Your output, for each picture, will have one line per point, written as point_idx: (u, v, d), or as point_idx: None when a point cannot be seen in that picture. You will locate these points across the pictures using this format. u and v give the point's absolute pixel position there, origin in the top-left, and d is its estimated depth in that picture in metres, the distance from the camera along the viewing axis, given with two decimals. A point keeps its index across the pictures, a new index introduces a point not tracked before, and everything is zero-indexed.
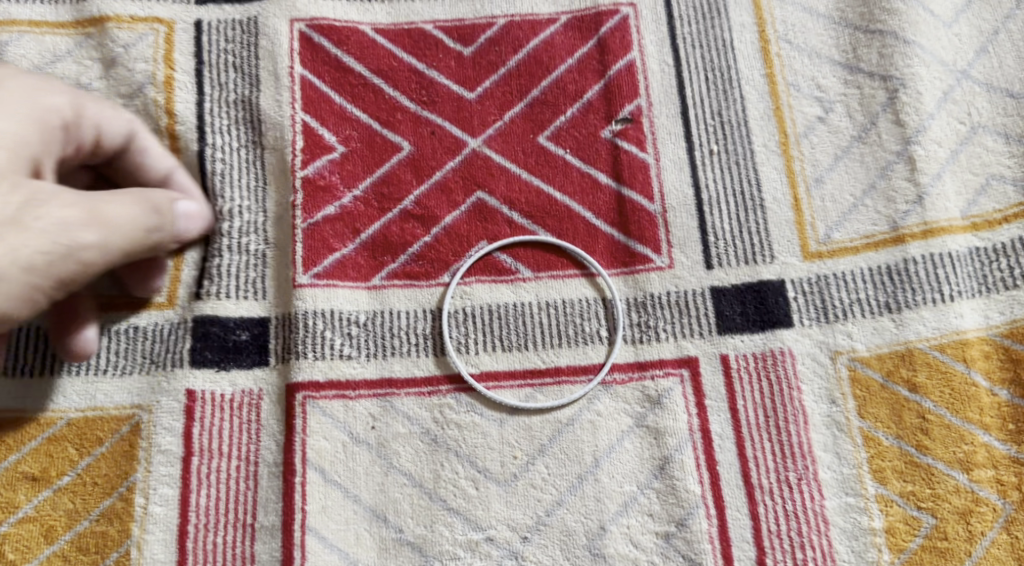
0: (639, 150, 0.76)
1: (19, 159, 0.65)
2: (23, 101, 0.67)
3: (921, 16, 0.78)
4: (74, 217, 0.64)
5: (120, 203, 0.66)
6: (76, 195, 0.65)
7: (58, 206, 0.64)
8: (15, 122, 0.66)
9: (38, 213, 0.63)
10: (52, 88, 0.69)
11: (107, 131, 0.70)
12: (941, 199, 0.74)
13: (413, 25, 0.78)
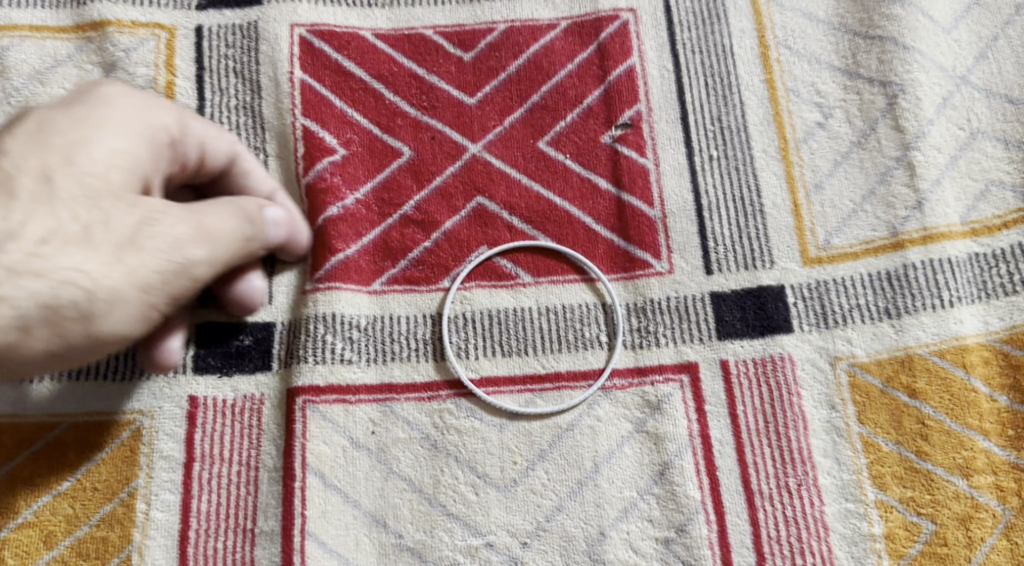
0: (638, 155, 0.76)
1: (130, 178, 0.64)
2: (131, 119, 0.66)
3: (920, 22, 0.78)
4: (186, 237, 0.64)
5: (223, 219, 0.67)
6: (185, 214, 0.65)
7: (168, 226, 0.64)
8: (127, 140, 0.65)
9: (153, 235, 0.63)
10: (156, 104, 0.68)
11: (209, 148, 0.70)
12: (940, 205, 0.74)
13: (413, 31, 0.79)
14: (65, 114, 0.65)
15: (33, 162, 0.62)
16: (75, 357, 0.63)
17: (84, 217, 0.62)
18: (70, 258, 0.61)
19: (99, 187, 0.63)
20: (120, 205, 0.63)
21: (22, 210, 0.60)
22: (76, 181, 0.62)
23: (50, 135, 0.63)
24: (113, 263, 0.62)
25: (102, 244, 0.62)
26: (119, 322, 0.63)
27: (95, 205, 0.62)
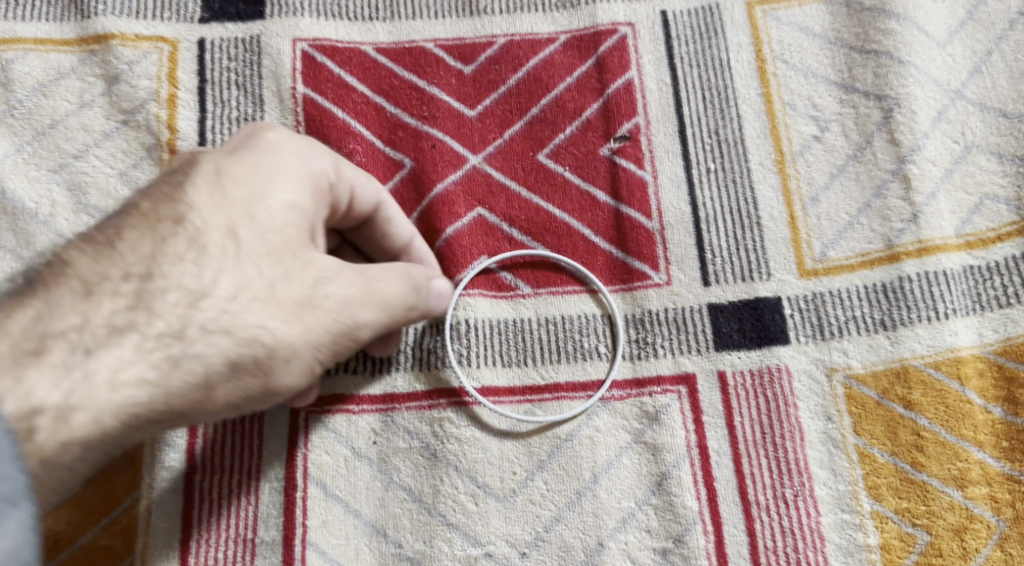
0: (637, 167, 0.77)
1: (302, 232, 0.65)
2: (301, 171, 0.66)
3: (916, 36, 0.79)
4: (359, 300, 0.66)
5: (386, 276, 0.67)
6: (354, 273, 0.66)
7: (344, 288, 0.65)
8: (298, 195, 0.65)
9: (330, 297, 0.65)
10: (320, 151, 0.68)
11: (366, 199, 0.70)
12: (935, 218, 0.75)
13: (413, 44, 0.79)
14: (240, 161, 0.65)
15: (219, 217, 0.63)
16: (254, 406, 0.65)
17: (269, 275, 0.63)
18: (254, 316, 0.63)
19: (275, 245, 0.64)
20: (298, 265, 0.64)
21: (215, 268, 0.62)
22: (256, 236, 0.64)
23: (227, 186, 0.64)
24: (294, 325, 0.64)
25: (287, 304, 0.63)
26: (294, 377, 0.65)
27: (277, 264, 0.64)
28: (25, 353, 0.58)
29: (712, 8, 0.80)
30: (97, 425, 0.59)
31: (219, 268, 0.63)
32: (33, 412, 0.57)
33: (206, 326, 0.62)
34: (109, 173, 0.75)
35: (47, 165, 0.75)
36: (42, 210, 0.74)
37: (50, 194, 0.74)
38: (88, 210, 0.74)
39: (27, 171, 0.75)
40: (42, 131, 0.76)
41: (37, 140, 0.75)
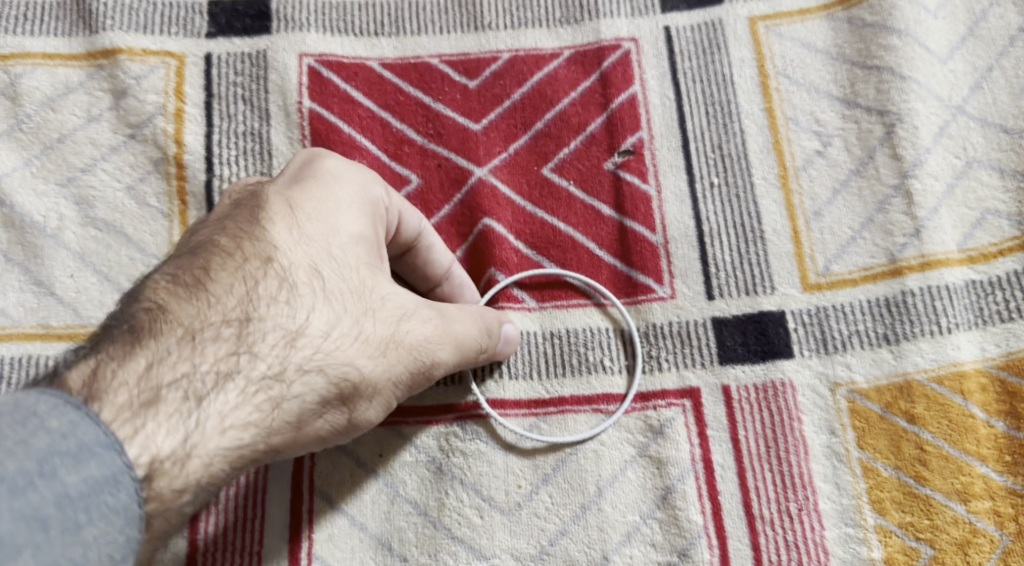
0: (641, 181, 0.77)
1: (374, 264, 0.65)
2: (364, 201, 0.66)
3: (917, 52, 0.79)
4: (439, 334, 0.66)
5: (460, 310, 0.68)
6: (428, 306, 0.66)
7: (424, 323, 0.65)
8: (365, 226, 0.65)
9: (412, 334, 0.65)
10: (378, 182, 0.68)
11: (415, 231, 0.70)
12: (938, 232, 0.75)
13: (419, 58, 0.80)
14: (307, 197, 0.65)
15: (299, 256, 0.62)
16: (334, 440, 0.65)
17: (354, 310, 0.63)
18: (346, 352, 0.62)
19: (357, 279, 0.64)
20: (382, 300, 0.64)
21: (307, 305, 0.61)
22: (338, 270, 0.63)
23: (301, 221, 0.63)
24: (382, 361, 0.63)
25: (377, 342, 0.63)
26: (372, 412, 0.65)
27: (361, 300, 0.63)
28: (140, 402, 0.55)
29: (714, 23, 0.81)
30: (207, 469, 0.57)
31: (310, 305, 0.62)
32: (152, 462, 0.55)
33: (303, 365, 0.61)
34: (117, 188, 0.75)
35: (54, 179, 0.75)
36: (49, 224, 0.74)
37: (57, 208, 0.75)
38: (96, 225, 0.74)
39: (35, 185, 0.75)
40: (50, 145, 0.76)
41: (45, 154, 0.76)
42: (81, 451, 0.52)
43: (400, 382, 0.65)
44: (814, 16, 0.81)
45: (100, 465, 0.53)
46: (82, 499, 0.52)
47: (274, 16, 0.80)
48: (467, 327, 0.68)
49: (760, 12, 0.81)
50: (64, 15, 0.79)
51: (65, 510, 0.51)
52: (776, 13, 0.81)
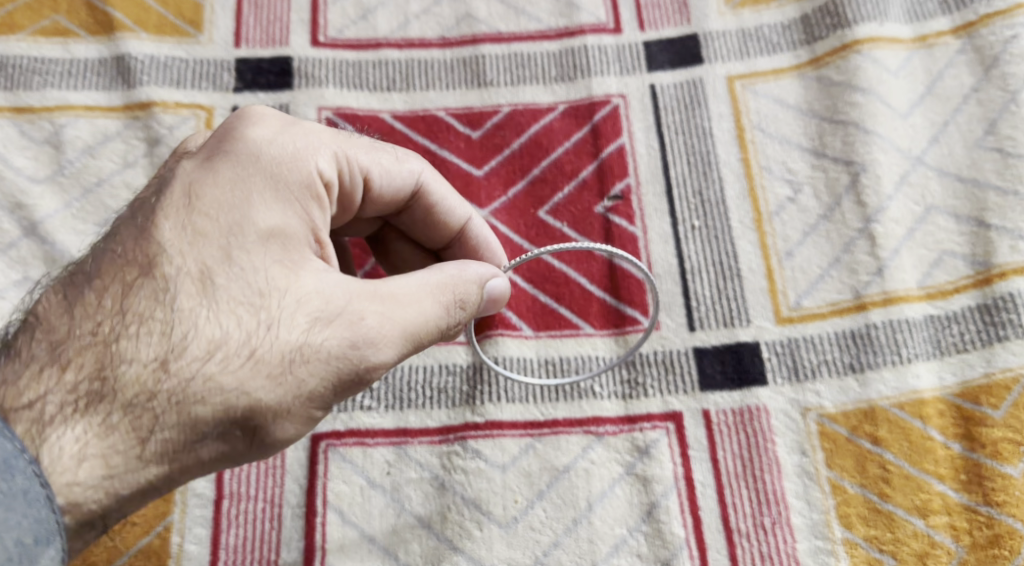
0: (628, 223, 0.85)
1: (289, 259, 0.63)
2: (285, 182, 0.65)
3: (880, 109, 0.87)
4: (372, 331, 0.63)
5: (408, 292, 0.65)
6: (366, 292, 0.63)
7: (345, 329, 0.62)
8: (290, 209, 0.65)
9: (320, 345, 0.61)
10: (308, 149, 0.67)
11: (396, 175, 0.73)
12: (898, 271, 0.82)
13: (427, 111, 0.88)
14: (213, 187, 0.64)
15: (191, 261, 0.62)
16: (245, 457, 0.63)
17: (248, 324, 0.61)
18: (232, 378, 0.60)
19: (265, 276, 0.62)
20: (283, 312, 0.61)
21: (191, 319, 0.60)
22: (243, 268, 0.62)
23: (198, 218, 0.63)
24: (278, 385, 0.61)
25: (271, 364, 0.60)
26: (286, 431, 0.63)
27: (260, 310, 0.61)
28: None
29: (695, 82, 0.89)
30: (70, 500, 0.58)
31: (193, 318, 0.60)
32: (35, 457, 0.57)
33: (179, 391, 0.59)
34: None
35: (91, 219, 0.81)
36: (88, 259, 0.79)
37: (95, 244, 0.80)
38: None
39: (74, 225, 0.81)
40: (89, 189, 0.82)
41: (84, 197, 0.82)
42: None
43: (309, 400, 0.62)
44: (787, 75, 0.89)
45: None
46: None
47: (296, 73, 0.88)
48: (414, 316, 0.64)
49: (737, 72, 0.90)
50: (104, 72, 0.86)
51: None
52: (751, 72, 0.89)
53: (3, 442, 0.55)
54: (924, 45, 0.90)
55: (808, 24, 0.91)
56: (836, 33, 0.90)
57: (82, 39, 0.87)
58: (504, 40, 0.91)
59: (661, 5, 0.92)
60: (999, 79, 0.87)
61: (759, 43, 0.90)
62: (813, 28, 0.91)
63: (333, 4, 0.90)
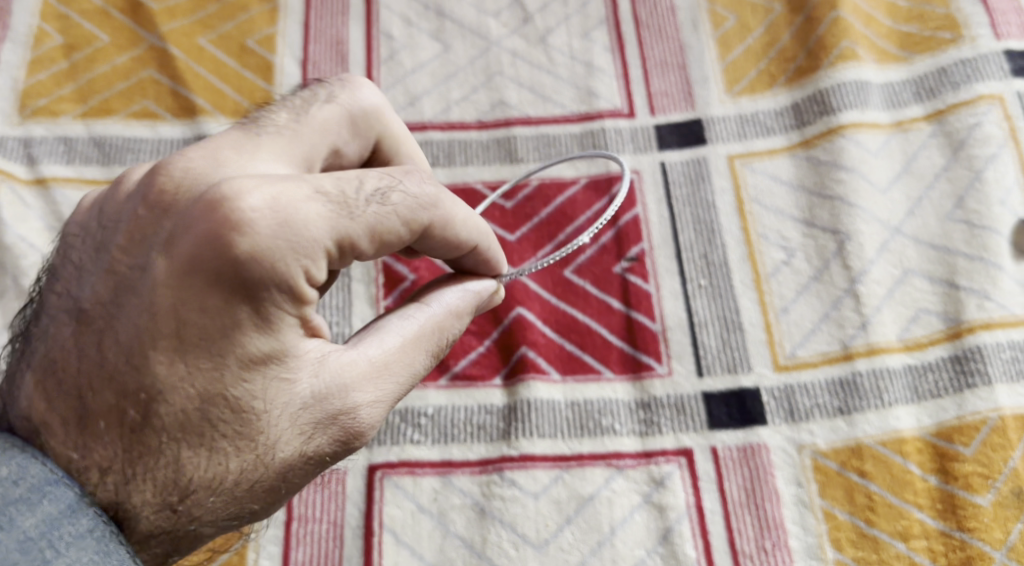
0: (643, 281, 0.97)
1: (283, 381, 0.64)
2: (274, 302, 0.62)
3: (862, 185, 0.99)
4: (367, 421, 0.67)
5: (403, 361, 0.69)
6: (362, 379, 0.66)
7: (335, 442, 0.66)
8: (284, 323, 0.63)
9: (314, 452, 0.66)
10: (298, 260, 0.62)
11: (394, 242, 0.67)
12: (881, 326, 0.93)
13: (466, 183, 1.01)
14: (201, 312, 0.61)
15: (184, 397, 0.62)
16: None
17: (246, 457, 0.64)
18: (232, 507, 0.65)
19: (262, 398, 0.63)
20: (281, 433, 0.64)
21: (191, 460, 0.62)
22: (237, 398, 0.63)
23: (188, 353, 0.61)
24: (273, 500, 0.66)
25: (266, 489, 0.65)
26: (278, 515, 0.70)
27: (257, 439, 0.64)
28: None
29: (700, 160, 1.02)
30: None
31: (195, 459, 0.62)
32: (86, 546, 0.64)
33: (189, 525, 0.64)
34: None
35: None
36: None
37: None
38: None
39: None
40: None
41: None
42: (32, 494, 0.59)
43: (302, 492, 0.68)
44: (780, 154, 1.02)
45: (52, 502, 0.59)
46: (44, 537, 0.58)
47: None
48: (408, 382, 0.70)
49: (737, 152, 1.02)
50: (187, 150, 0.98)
51: (30, 551, 0.58)
52: (749, 152, 1.02)
53: (64, 490, 0.60)
54: (900, 130, 1.01)
55: (798, 111, 1.04)
56: (823, 119, 1.02)
57: (168, 121, 1.00)
58: (533, 123, 1.03)
59: (669, 93, 1.05)
60: (965, 160, 0.99)
61: (755, 126, 1.03)
62: (803, 115, 1.03)
63: (384, 91, 1.04)
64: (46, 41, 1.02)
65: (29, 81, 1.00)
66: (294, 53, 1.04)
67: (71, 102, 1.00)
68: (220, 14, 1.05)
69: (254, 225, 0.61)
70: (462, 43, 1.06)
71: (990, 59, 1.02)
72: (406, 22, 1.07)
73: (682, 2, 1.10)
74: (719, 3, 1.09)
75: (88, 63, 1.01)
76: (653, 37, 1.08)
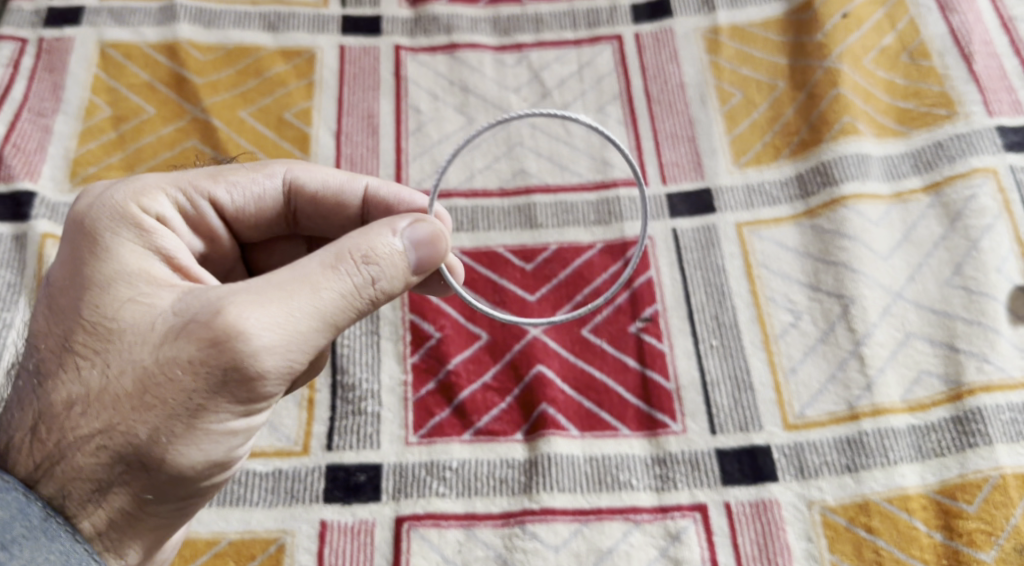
0: (658, 341, 1.01)
1: (138, 299, 0.74)
2: (109, 233, 0.77)
3: (865, 253, 1.04)
4: (234, 319, 0.71)
5: (288, 276, 0.73)
6: (225, 290, 0.72)
7: (192, 344, 0.71)
8: (125, 248, 0.77)
9: (173, 357, 0.72)
10: (126, 195, 0.79)
11: (253, 186, 0.85)
12: (885, 387, 0.98)
13: (489, 247, 1.06)
14: (62, 263, 0.77)
15: (50, 331, 0.75)
16: (172, 489, 0.75)
17: (107, 371, 0.73)
18: (102, 419, 0.72)
19: (114, 316, 0.74)
20: (134, 345, 0.73)
21: (56, 389, 0.74)
22: (89, 320, 0.74)
23: (52, 294, 0.76)
24: (147, 414, 0.72)
25: (129, 399, 0.72)
26: (189, 453, 0.73)
27: (115, 349, 0.73)
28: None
29: (710, 227, 1.07)
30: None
31: (59, 387, 0.74)
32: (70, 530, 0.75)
33: (63, 451, 0.73)
34: None
35: None
36: None
37: None
38: None
39: None
40: None
41: None
42: None
43: (189, 412, 0.72)
44: (786, 222, 1.07)
45: (5, 507, 0.71)
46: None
47: None
48: (304, 293, 0.73)
49: (745, 219, 1.08)
50: None
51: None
52: (757, 220, 1.07)
53: (16, 495, 0.72)
54: (899, 201, 1.07)
55: (802, 182, 1.09)
56: (825, 189, 1.07)
57: None
58: (552, 191, 1.09)
59: (679, 163, 1.11)
60: (963, 230, 1.04)
61: (763, 196, 1.09)
62: (807, 185, 1.09)
63: (412, 160, 1.09)
64: (95, 113, 1.09)
65: (79, 150, 1.07)
66: (328, 125, 1.10)
67: (119, 170, 1.06)
68: (260, 89, 1.12)
69: (96, 189, 0.80)
70: (485, 116, 1.12)
71: (983, 134, 1.08)
72: (433, 96, 1.13)
73: (691, 79, 1.16)
74: (726, 79, 1.15)
75: (136, 134, 1.08)
76: (663, 110, 1.14)
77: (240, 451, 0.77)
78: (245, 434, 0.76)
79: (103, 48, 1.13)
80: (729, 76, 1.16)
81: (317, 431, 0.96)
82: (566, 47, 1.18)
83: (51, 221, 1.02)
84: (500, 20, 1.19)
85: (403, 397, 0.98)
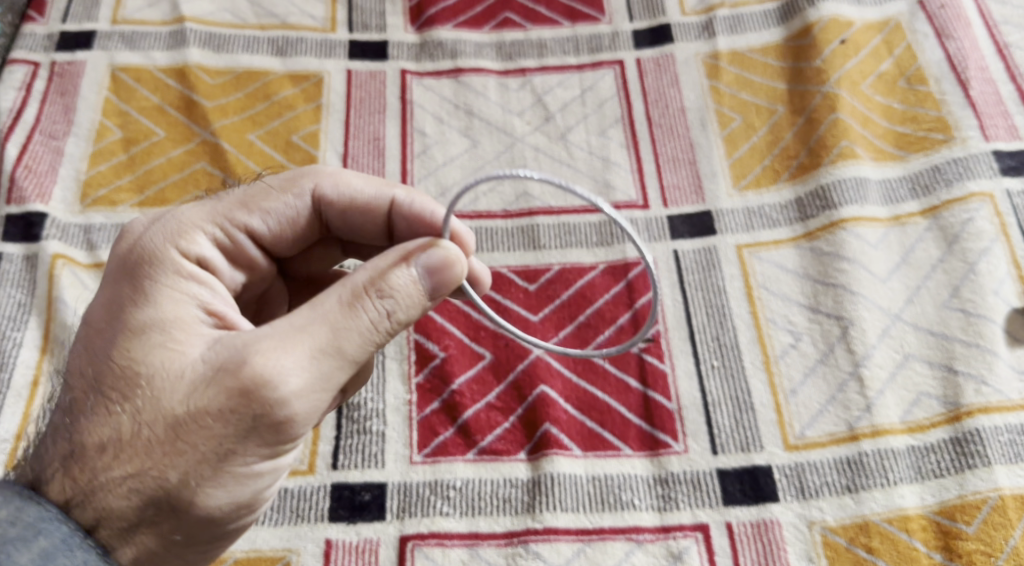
0: (659, 361, 1.03)
1: (170, 344, 0.76)
2: (148, 279, 0.79)
3: (863, 275, 1.05)
4: (263, 367, 0.73)
5: (310, 318, 0.75)
6: (255, 337, 0.74)
7: (222, 390, 0.73)
8: (162, 293, 0.78)
9: (204, 404, 0.74)
10: (166, 242, 0.81)
11: (285, 209, 0.86)
12: (884, 408, 0.99)
13: (492, 268, 1.08)
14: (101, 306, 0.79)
15: (85, 373, 0.77)
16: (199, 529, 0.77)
17: (138, 414, 0.74)
18: (134, 463, 0.74)
19: (147, 362, 0.75)
20: (167, 391, 0.74)
21: (91, 430, 0.75)
22: (122, 364, 0.76)
23: (88, 335, 0.78)
24: (178, 459, 0.74)
25: (161, 444, 0.74)
26: (216, 496, 0.75)
27: (148, 394, 0.75)
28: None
29: (710, 249, 1.09)
30: None
31: (94, 428, 0.75)
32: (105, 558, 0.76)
33: (96, 491, 0.74)
34: None
35: None
36: None
37: None
38: None
39: None
40: None
41: None
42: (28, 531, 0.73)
43: (218, 458, 0.74)
44: (786, 244, 1.08)
45: (47, 537, 0.73)
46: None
47: None
48: (325, 334, 0.74)
49: (745, 242, 1.09)
50: None
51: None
52: (756, 242, 1.09)
53: (58, 526, 0.73)
54: (898, 224, 1.08)
55: (801, 205, 1.10)
56: (824, 213, 1.09)
57: None
58: (555, 213, 1.10)
59: (680, 186, 1.13)
60: (960, 253, 1.05)
61: (762, 219, 1.10)
62: (806, 208, 1.10)
63: (417, 182, 1.11)
64: (106, 136, 1.11)
65: (90, 172, 1.08)
66: (335, 148, 1.12)
67: (129, 191, 1.07)
68: (268, 112, 1.13)
69: (136, 231, 0.82)
70: (489, 139, 1.14)
71: (980, 158, 1.09)
72: (438, 120, 1.15)
73: (692, 104, 1.18)
74: (726, 104, 1.17)
75: (146, 156, 1.09)
76: (664, 134, 1.16)
77: (266, 491, 0.79)
78: (271, 475, 0.78)
79: (114, 71, 1.15)
80: (729, 100, 1.17)
81: (323, 450, 0.97)
82: (569, 71, 1.20)
83: (62, 241, 1.03)
84: (504, 45, 1.21)
85: (407, 416, 0.99)
